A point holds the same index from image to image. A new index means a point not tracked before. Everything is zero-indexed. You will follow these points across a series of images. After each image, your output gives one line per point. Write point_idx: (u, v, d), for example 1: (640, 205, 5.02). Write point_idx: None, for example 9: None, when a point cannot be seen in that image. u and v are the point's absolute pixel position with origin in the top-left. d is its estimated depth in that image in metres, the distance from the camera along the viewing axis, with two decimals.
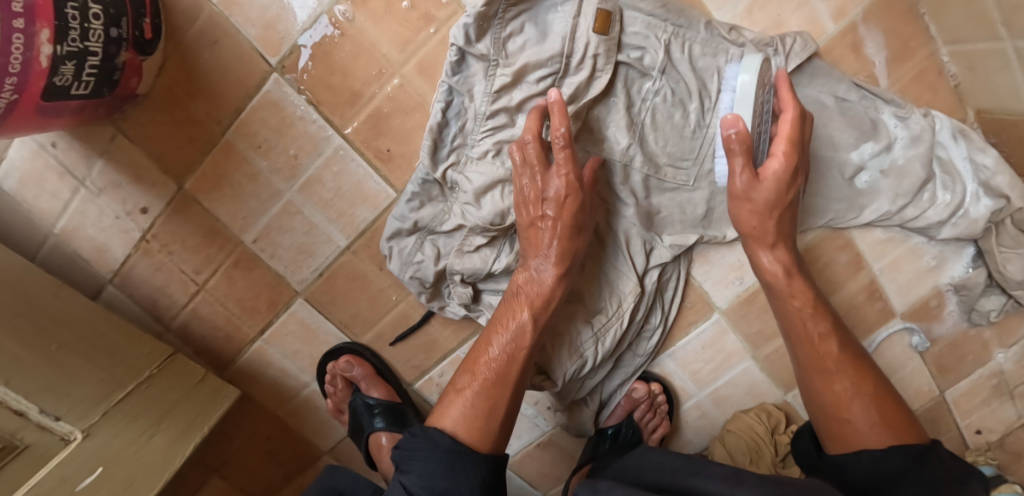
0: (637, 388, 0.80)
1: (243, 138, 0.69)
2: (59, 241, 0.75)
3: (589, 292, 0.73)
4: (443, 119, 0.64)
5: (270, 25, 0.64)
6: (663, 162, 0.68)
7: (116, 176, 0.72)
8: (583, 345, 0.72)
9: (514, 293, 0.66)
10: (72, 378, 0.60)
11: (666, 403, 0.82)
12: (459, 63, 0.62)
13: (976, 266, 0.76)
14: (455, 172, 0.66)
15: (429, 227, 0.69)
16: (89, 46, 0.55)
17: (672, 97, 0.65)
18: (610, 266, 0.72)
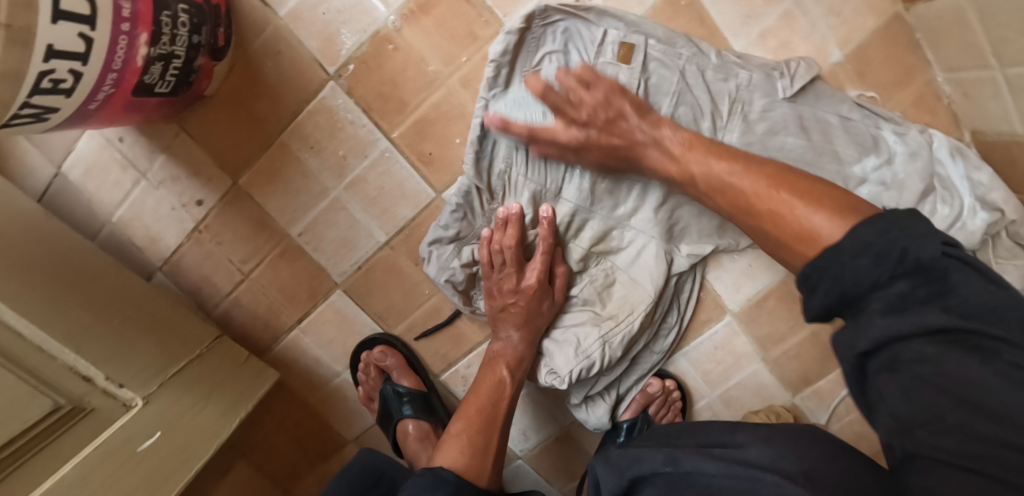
0: (652, 383, 0.84)
1: (297, 139, 0.75)
2: (116, 229, 0.81)
3: (604, 299, 0.76)
4: (483, 132, 0.66)
5: (331, 39, 0.71)
6: None
7: (175, 171, 0.77)
8: (589, 346, 0.74)
9: (493, 355, 0.75)
10: (134, 351, 0.65)
11: (679, 400, 0.86)
12: (496, 78, 0.66)
13: None
14: (500, 179, 0.70)
15: (468, 236, 0.74)
16: (175, 50, 0.62)
17: (690, 116, 0.71)
18: (625, 283, 0.76)
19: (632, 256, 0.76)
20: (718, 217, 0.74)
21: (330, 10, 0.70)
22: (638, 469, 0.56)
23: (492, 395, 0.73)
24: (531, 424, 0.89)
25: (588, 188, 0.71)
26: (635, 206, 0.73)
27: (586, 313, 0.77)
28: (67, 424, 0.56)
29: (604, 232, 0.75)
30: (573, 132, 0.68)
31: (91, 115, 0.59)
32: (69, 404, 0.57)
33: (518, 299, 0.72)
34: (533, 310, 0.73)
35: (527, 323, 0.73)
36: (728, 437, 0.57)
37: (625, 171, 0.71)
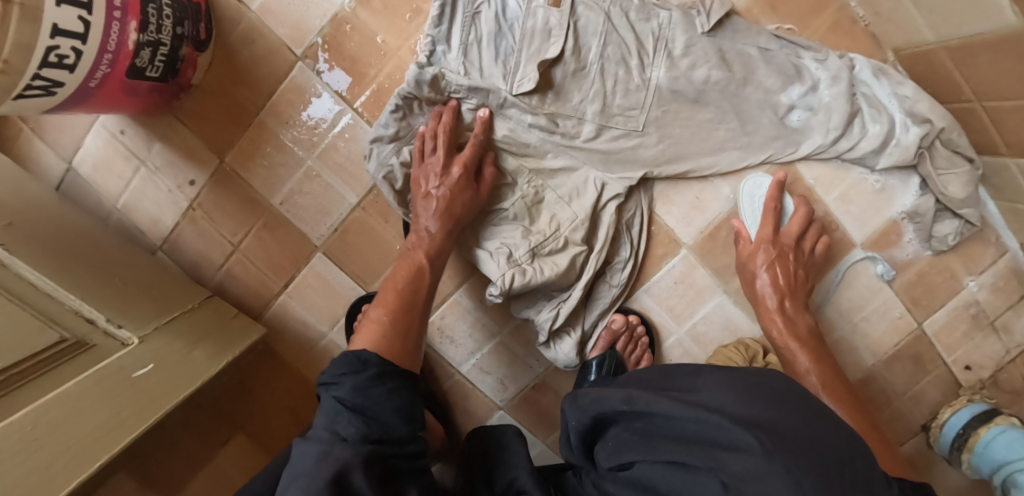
0: (615, 319, 0.87)
1: (273, 117, 0.85)
2: (121, 215, 0.91)
3: (534, 215, 0.81)
4: (427, 60, 0.77)
5: (297, 25, 0.82)
6: (617, 112, 0.80)
7: (170, 156, 0.88)
8: (519, 256, 0.77)
9: (413, 245, 0.77)
10: (130, 302, 0.74)
11: (645, 335, 0.89)
12: (439, 17, 0.76)
13: (924, 194, 0.86)
14: (442, 102, 0.78)
15: (406, 137, 0.80)
16: (161, 38, 0.73)
17: (618, 53, 0.77)
18: (558, 208, 0.81)
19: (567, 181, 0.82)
20: (654, 149, 0.81)
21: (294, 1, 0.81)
22: (597, 406, 0.58)
23: (409, 284, 0.74)
24: (508, 373, 0.93)
25: (525, 120, 0.79)
26: (570, 135, 0.80)
27: (516, 227, 0.80)
28: (70, 354, 0.64)
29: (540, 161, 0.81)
30: (509, 71, 0.77)
31: (91, 93, 0.70)
32: (72, 338, 0.65)
33: (441, 191, 0.75)
34: (452, 206, 0.76)
35: (448, 214, 0.75)
36: (690, 379, 0.56)
37: (559, 107, 0.79)
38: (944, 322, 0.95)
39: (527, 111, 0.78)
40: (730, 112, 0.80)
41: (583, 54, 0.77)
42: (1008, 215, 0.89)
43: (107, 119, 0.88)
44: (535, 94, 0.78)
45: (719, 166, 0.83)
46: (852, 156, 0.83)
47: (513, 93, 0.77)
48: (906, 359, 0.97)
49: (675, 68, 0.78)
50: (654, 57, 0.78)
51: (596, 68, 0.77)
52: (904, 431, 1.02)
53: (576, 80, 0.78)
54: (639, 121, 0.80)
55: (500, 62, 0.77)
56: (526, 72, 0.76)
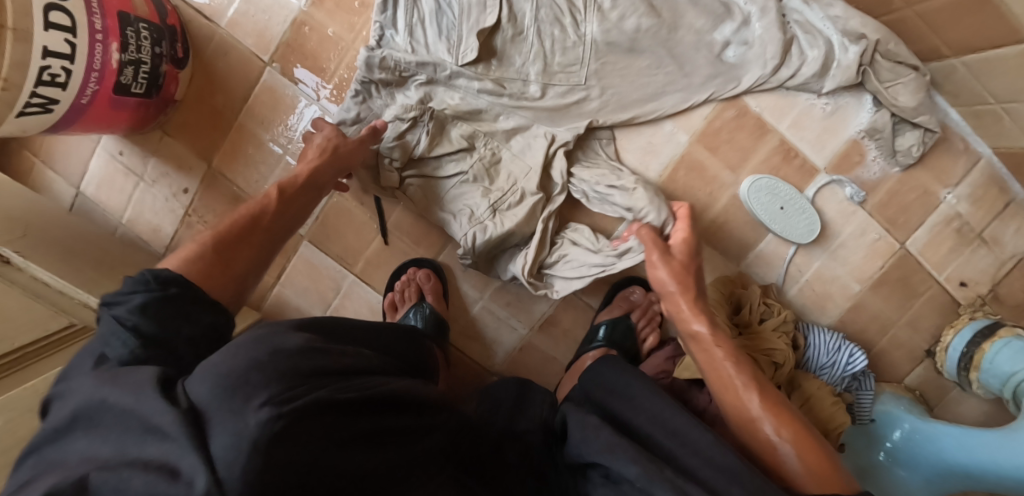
0: (636, 292, 0.91)
1: (250, 120, 0.93)
2: (126, 229, 1.00)
3: (492, 174, 0.86)
4: (376, 45, 0.84)
5: (262, 34, 0.90)
6: (557, 70, 0.85)
7: (164, 168, 0.96)
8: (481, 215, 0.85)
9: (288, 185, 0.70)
10: None
11: (659, 314, 0.91)
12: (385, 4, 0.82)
13: (878, 109, 0.86)
14: (396, 80, 0.84)
15: (368, 117, 0.86)
16: (141, 56, 0.82)
17: (551, 14, 0.83)
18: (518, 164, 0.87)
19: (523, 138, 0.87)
20: (599, 99, 0.87)
21: (257, 13, 0.90)
22: (584, 446, 0.51)
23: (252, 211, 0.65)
24: (494, 338, 0.95)
25: (474, 87, 0.85)
26: (517, 98, 0.86)
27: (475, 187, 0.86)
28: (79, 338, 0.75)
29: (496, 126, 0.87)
30: (453, 42, 0.83)
31: (84, 109, 0.79)
32: (82, 324, 0.75)
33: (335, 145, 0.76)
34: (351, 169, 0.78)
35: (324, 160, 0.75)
36: (681, 454, 0.48)
37: (503, 72, 0.85)
38: (929, 240, 0.94)
39: (473, 78, 0.84)
40: (664, 54, 0.85)
41: (519, 19, 0.83)
42: (971, 121, 0.89)
43: (106, 143, 0.98)
44: (480, 62, 0.84)
45: (663, 111, 0.88)
46: (796, 81, 0.86)
47: (457, 63, 0.83)
48: (897, 284, 0.95)
49: (606, 21, 0.83)
50: (586, 13, 0.84)
51: (532, 31, 0.83)
52: (910, 360, 0.99)
53: (516, 45, 0.84)
54: (581, 75, 0.85)
55: (443, 35, 0.83)
56: (467, 44, 0.82)
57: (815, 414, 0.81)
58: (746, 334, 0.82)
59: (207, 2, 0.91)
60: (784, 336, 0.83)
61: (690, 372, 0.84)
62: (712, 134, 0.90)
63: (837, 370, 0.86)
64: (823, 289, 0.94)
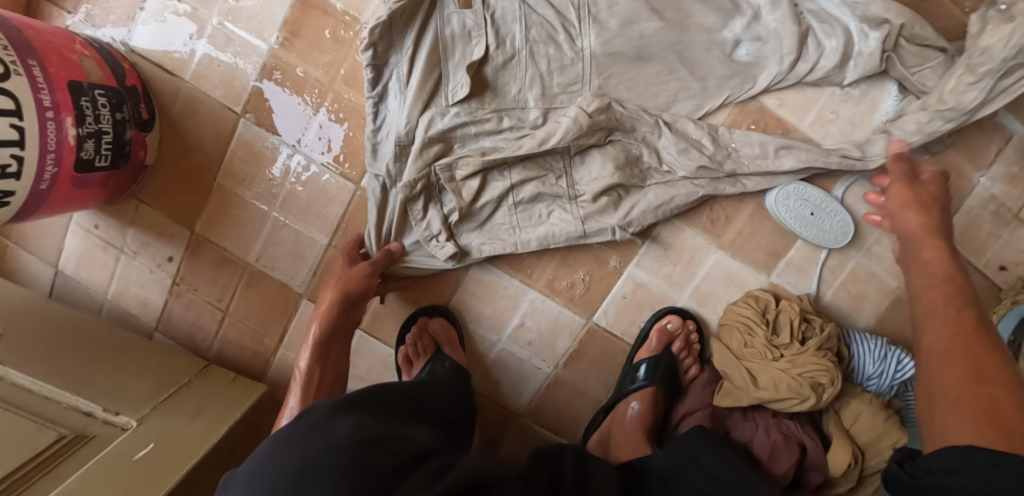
0: (671, 321, 0.85)
1: (229, 178, 0.86)
2: (113, 305, 0.93)
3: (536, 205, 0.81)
4: (377, 96, 0.77)
5: (231, 84, 0.83)
6: (557, 92, 0.79)
7: (144, 238, 0.90)
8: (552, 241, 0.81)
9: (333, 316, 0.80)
10: (127, 385, 0.75)
11: (699, 341, 0.86)
12: (371, 49, 0.73)
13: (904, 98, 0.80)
14: (399, 166, 0.78)
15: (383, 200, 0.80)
16: (101, 127, 0.74)
17: (545, 33, 0.77)
18: (557, 210, 0.81)
19: (552, 190, 0.80)
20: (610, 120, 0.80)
21: (223, 63, 0.83)
22: None
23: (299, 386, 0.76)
24: (519, 380, 0.89)
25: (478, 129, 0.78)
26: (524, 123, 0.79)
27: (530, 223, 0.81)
28: (71, 449, 0.65)
29: (525, 183, 0.80)
30: (443, 80, 0.76)
31: (45, 195, 0.71)
32: (72, 433, 0.66)
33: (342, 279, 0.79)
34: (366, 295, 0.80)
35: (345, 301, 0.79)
36: None
37: (500, 103, 0.78)
38: (967, 226, 0.88)
39: (469, 123, 0.78)
40: (674, 60, 0.79)
41: (505, 40, 0.76)
42: None
43: (81, 217, 0.91)
44: (472, 97, 0.77)
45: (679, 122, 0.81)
46: (813, 74, 0.79)
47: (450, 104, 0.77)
48: None
49: (605, 31, 0.77)
50: (582, 26, 0.77)
51: (526, 53, 0.77)
52: None
53: (509, 70, 0.77)
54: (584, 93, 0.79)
55: (437, 72, 0.76)
56: (460, 86, 0.75)
57: (867, 433, 0.76)
58: (788, 356, 0.77)
59: (168, 56, 0.84)
60: (829, 353, 0.77)
61: (731, 399, 0.79)
62: None
63: (886, 379, 0.81)
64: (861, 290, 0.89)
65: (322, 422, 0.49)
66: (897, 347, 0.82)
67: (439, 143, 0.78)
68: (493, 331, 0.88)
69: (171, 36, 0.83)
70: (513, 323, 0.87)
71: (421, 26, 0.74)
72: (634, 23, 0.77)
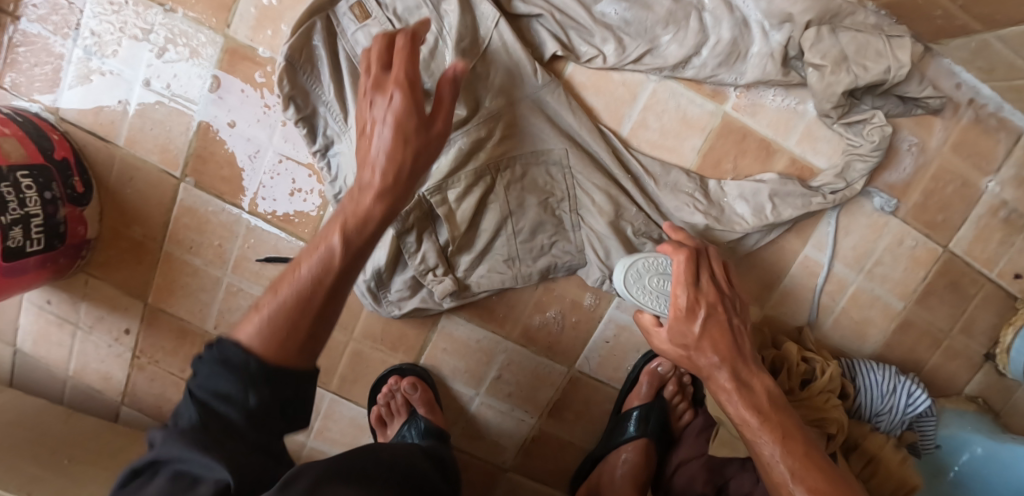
0: (661, 363, 0.79)
1: (176, 245, 0.80)
2: (76, 381, 0.89)
3: (536, 231, 0.73)
4: (323, 144, 0.73)
5: (166, 147, 0.77)
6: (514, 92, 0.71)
7: (98, 311, 0.85)
8: (557, 269, 0.76)
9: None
10: (83, 482, 0.71)
11: (691, 384, 0.80)
12: (288, 104, 0.69)
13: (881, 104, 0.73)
14: None
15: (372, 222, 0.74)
16: (28, 211, 0.70)
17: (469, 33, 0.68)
18: (560, 241, 0.74)
19: (553, 216, 0.73)
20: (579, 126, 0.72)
21: (155, 125, 0.77)
22: None
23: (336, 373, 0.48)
24: (501, 433, 0.84)
25: (461, 147, 0.69)
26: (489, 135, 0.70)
27: (532, 248, 0.74)
28: None
29: (525, 210, 0.72)
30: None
31: None
32: None
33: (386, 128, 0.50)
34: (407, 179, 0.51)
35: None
36: None
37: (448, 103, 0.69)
38: (974, 237, 0.81)
39: None
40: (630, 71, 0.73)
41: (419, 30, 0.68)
42: (1009, 94, 0.74)
43: (32, 294, 0.87)
44: None
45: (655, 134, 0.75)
46: (780, 82, 0.72)
47: None
48: (944, 291, 0.82)
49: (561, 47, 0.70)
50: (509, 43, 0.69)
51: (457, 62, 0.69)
52: (967, 368, 0.86)
53: (435, 61, 0.69)
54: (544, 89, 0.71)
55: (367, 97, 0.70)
56: None
57: (888, 483, 0.74)
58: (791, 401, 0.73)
59: (99, 120, 0.78)
60: (833, 395, 0.73)
61: (728, 448, 0.74)
62: (712, 166, 0.75)
63: (896, 413, 0.76)
64: (862, 314, 0.82)
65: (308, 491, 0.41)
66: (906, 376, 0.76)
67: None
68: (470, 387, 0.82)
69: (98, 100, 0.77)
70: (491, 375, 0.82)
71: (330, 56, 0.69)
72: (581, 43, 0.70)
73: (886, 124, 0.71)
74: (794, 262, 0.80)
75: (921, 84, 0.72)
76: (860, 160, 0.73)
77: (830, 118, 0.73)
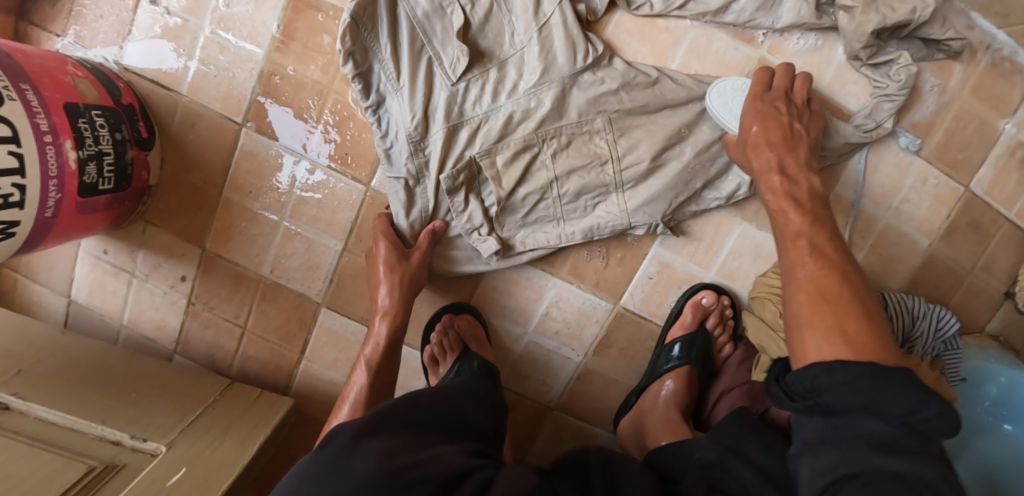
0: (706, 296, 0.82)
1: (236, 190, 0.83)
2: (129, 330, 0.91)
3: (580, 191, 0.77)
4: (377, 100, 0.75)
5: (229, 94, 0.81)
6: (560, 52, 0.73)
7: (155, 259, 0.88)
8: (600, 229, 0.79)
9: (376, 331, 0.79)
10: (152, 412, 0.74)
11: (733, 318, 0.84)
12: (351, 57, 0.71)
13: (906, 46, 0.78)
14: (416, 165, 0.76)
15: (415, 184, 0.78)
16: (102, 148, 0.72)
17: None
18: (603, 200, 0.78)
19: (598, 179, 0.76)
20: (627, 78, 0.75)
21: (219, 72, 0.80)
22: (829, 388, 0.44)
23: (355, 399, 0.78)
24: (548, 371, 0.88)
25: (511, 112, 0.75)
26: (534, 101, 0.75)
27: (574, 207, 0.78)
28: (103, 478, 0.61)
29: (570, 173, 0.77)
30: (435, 60, 0.74)
31: (50, 224, 0.69)
32: (102, 463, 0.63)
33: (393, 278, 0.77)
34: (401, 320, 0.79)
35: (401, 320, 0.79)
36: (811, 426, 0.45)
37: (501, 57, 0.74)
38: (994, 177, 0.85)
39: (478, 85, 0.74)
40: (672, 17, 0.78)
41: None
42: None
43: (88, 244, 0.89)
44: (474, 65, 0.74)
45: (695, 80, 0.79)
46: (813, 26, 0.76)
47: (455, 77, 0.73)
48: (967, 229, 0.87)
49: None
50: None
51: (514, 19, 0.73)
52: (989, 305, 0.91)
53: (491, 24, 0.73)
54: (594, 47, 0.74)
55: (424, 55, 0.73)
56: (451, 54, 0.73)
57: None
58: None
59: (162, 70, 0.81)
60: None
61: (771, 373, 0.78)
62: None
63: (928, 338, 0.80)
64: (889, 251, 0.86)
65: (349, 448, 0.52)
66: (936, 305, 0.81)
67: (464, 127, 0.75)
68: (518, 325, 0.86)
69: (163, 50, 0.81)
70: (540, 313, 0.85)
71: (390, 16, 0.71)
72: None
73: (912, 64, 0.74)
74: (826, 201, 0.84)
75: (943, 27, 0.76)
76: (887, 100, 0.76)
77: (859, 60, 0.77)
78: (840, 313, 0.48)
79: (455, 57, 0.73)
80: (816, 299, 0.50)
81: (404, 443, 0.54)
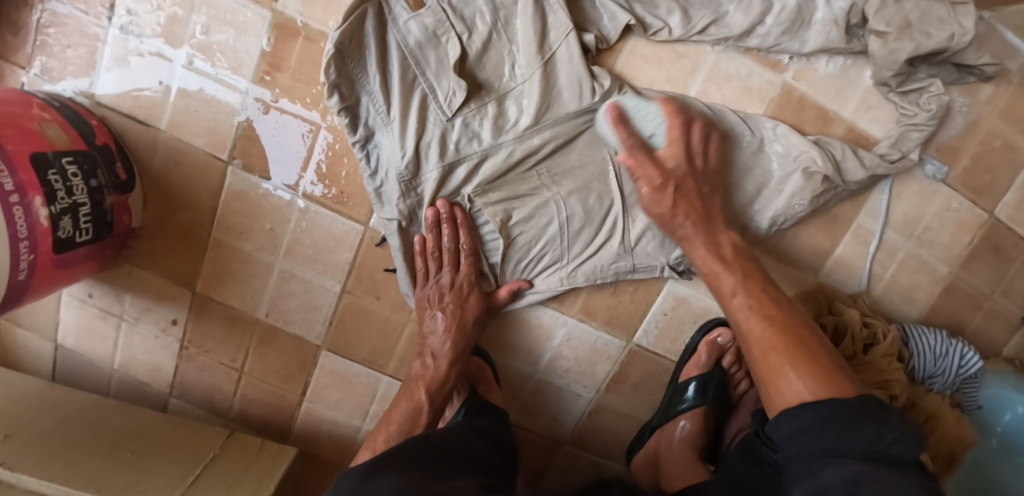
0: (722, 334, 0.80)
1: (226, 231, 0.78)
2: (121, 375, 0.88)
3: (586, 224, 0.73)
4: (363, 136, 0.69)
5: (214, 131, 0.75)
6: (562, 82, 0.68)
7: (143, 303, 0.83)
8: (603, 269, 0.75)
9: (415, 376, 0.75)
10: (150, 473, 0.70)
11: None
12: (334, 91, 0.64)
13: (937, 71, 0.73)
14: (410, 205, 0.71)
15: (411, 227, 0.73)
16: (76, 199, 0.67)
17: (529, 17, 0.66)
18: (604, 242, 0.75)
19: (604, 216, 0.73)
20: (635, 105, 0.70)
21: (201, 106, 0.74)
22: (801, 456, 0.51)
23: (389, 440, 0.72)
24: (559, 408, 0.85)
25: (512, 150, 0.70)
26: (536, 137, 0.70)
27: (576, 247, 0.75)
28: None
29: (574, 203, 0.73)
30: (429, 94, 0.67)
31: (25, 285, 0.65)
32: None
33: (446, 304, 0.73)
34: (458, 350, 0.75)
35: (455, 354, 0.74)
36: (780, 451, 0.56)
37: (500, 90, 0.68)
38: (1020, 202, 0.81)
39: (476, 121, 0.69)
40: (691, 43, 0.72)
41: (472, 21, 0.66)
42: None
43: (71, 287, 0.84)
44: (472, 99, 0.68)
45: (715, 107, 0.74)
46: (842, 49, 0.71)
47: (451, 111, 0.67)
48: (989, 256, 0.83)
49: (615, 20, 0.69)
50: (560, 19, 0.66)
51: (516, 50, 0.67)
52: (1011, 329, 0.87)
53: (490, 55, 0.67)
54: (602, 77, 0.69)
55: (416, 88, 0.67)
56: (448, 86, 0.66)
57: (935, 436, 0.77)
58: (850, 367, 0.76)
59: (138, 103, 0.75)
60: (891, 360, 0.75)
61: None
62: None
63: (949, 374, 0.78)
64: (911, 280, 0.83)
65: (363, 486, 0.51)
66: (956, 340, 0.78)
67: (461, 165, 0.70)
68: (529, 365, 0.83)
69: (137, 82, 0.74)
70: (549, 352, 0.82)
71: (379, 44, 0.65)
72: (642, 15, 0.69)
73: (943, 93, 0.70)
74: (847, 232, 0.80)
75: (979, 51, 0.71)
76: (915, 129, 0.72)
77: (888, 87, 0.72)
78: (816, 369, 0.55)
79: (451, 91, 0.66)
80: (789, 370, 0.55)
81: (418, 477, 0.53)
